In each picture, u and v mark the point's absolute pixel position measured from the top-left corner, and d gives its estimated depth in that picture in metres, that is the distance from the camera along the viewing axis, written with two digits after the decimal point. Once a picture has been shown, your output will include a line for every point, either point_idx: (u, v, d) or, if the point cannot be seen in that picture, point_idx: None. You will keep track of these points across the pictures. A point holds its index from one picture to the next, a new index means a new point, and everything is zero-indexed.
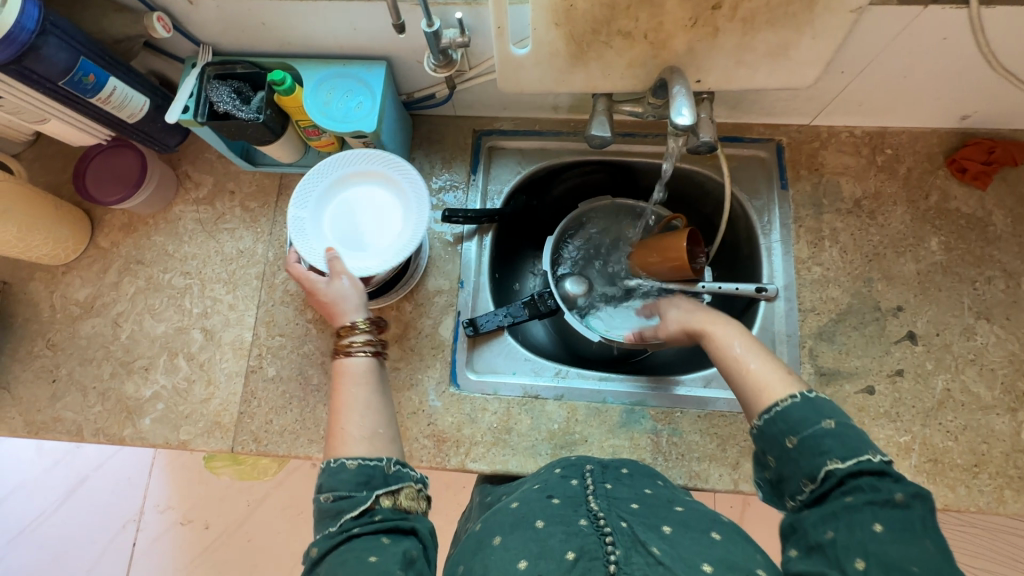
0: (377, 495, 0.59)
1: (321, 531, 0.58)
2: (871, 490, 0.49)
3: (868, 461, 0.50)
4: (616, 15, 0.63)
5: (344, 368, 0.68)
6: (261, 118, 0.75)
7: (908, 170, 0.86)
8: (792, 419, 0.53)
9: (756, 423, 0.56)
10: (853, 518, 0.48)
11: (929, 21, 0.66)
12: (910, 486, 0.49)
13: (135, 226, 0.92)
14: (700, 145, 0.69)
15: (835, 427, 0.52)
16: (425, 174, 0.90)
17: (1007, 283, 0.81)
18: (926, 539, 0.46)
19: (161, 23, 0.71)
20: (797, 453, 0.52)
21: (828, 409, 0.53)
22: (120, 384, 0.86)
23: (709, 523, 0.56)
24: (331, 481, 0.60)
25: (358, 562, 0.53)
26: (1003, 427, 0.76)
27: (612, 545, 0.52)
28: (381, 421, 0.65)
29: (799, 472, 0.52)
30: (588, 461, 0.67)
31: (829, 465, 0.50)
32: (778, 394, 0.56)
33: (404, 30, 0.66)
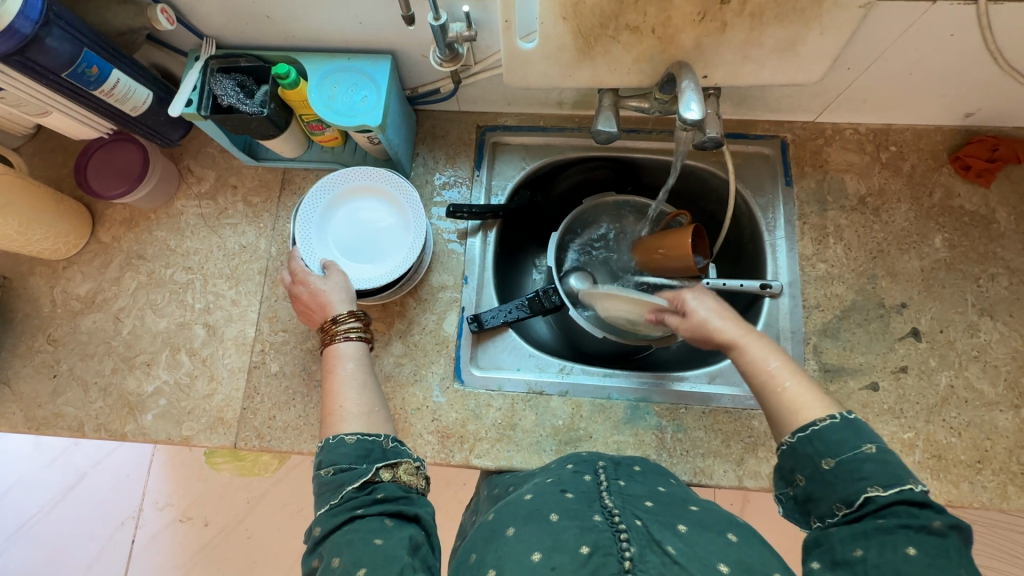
0: (379, 470, 0.60)
1: (321, 507, 0.58)
2: (907, 516, 0.49)
3: (909, 490, 0.50)
4: (624, 9, 0.63)
5: (333, 351, 0.71)
6: (265, 112, 0.74)
7: (912, 167, 0.86)
8: (829, 440, 0.54)
9: (788, 439, 0.56)
10: (885, 540, 0.48)
11: (936, 18, 0.66)
12: (946, 516, 0.49)
13: (137, 221, 0.92)
14: (706, 140, 0.69)
15: (875, 452, 0.52)
16: (429, 170, 0.90)
17: (1010, 280, 0.81)
18: (958, 569, 0.47)
19: (164, 15, 0.71)
20: (833, 474, 0.53)
21: (867, 433, 0.54)
22: (122, 380, 0.85)
23: (724, 524, 0.56)
24: (332, 458, 0.60)
25: (362, 541, 0.54)
26: (1006, 423, 0.76)
27: (627, 541, 0.52)
28: (375, 401, 0.67)
29: (833, 493, 0.52)
30: (601, 458, 0.68)
31: (869, 491, 0.51)
32: (815, 414, 0.56)
33: (414, 23, 0.66)
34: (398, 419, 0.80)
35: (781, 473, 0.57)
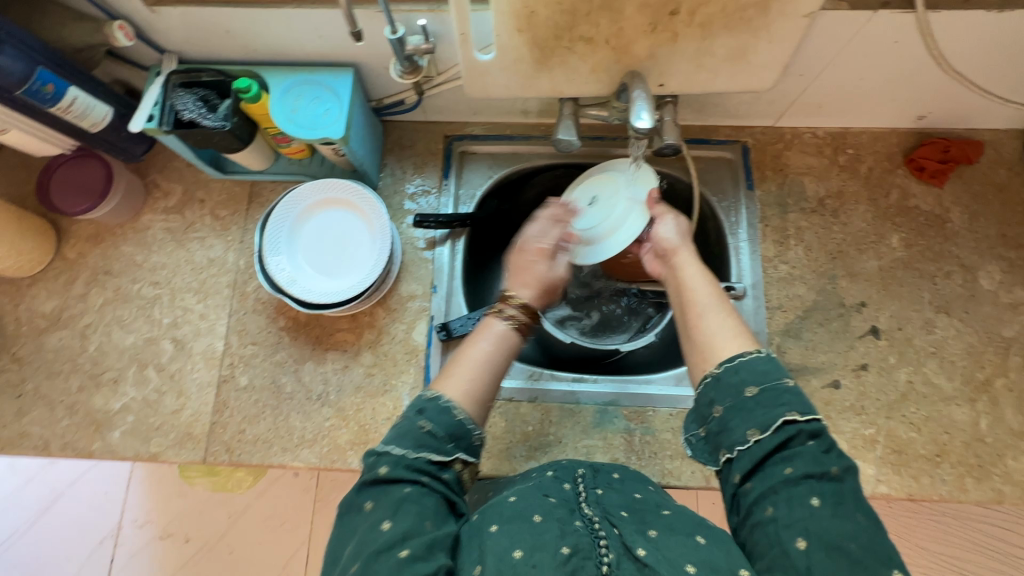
0: (459, 456, 0.61)
1: (398, 451, 0.59)
2: (812, 461, 0.52)
3: (815, 425, 0.54)
4: (577, 21, 0.63)
5: (488, 324, 0.69)
6: (228, 126, 0.74)
7: (869, 169, 0.89)
8: (753, 370, 0.57)
9: (714, 370, 0.59)
10: (794, 491, 0.51)
11: (880, 26, 0.68)
12: (846, 461, 0.53)
13: (103, 237, 0.91)
14: (666, 147, 0.74)
15: (791, 387, 0.56)
16: (397, 181, 0.91)
17: (964, 277, 0.84)
18: (857, 515, 0.50)
19: (122, 32, 0.71)
20: (752, 400, 0.56)
21: (788, 373, 0.57)
22: (88, 398, 0.84)
23: (694, 527, 0.56)
24: (432, 416, 0.61)
25: (416, 517, 0.55)
26: (963, 417, 0.78)
27: (606, 548, 0.52)
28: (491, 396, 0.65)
29: (750, 422, 0.55)
30: (579, 465, 0.67)
31: (786, 417, 0.54)
32: (745, 347, 0.60)
33: (362, 39, 0.62)
34: (369, 430, 0.81)
35: (699, 408, 0.59)
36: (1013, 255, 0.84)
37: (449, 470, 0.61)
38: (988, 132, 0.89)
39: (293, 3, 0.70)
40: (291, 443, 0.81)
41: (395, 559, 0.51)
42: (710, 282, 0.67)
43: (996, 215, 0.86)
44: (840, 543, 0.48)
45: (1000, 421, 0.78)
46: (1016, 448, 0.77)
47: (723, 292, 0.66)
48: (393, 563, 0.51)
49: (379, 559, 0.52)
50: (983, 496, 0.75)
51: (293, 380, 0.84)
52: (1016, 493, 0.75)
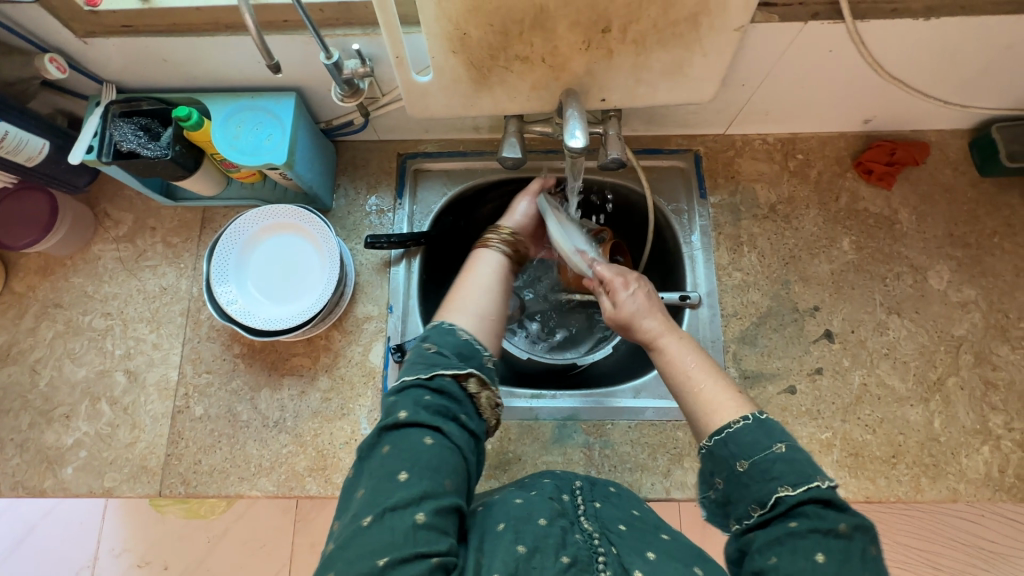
0: (474, 377, 0.63)
1: (415, 381, 0.61)
2: (815, 518, 0.52)
3: (817, 488, 0.53)
4: (510, 41, 0.63)
5: (478, 254, 0.75)
6: (169, 155, 0.73)
7: (819, 174, 0.90)
8: (742, 442, 0.57)
9: (706, 444, 0.59)
10: (797, 546, 0.51)
11: (812, 36, 0.69)
12: (852, 518, 0.52)
13: (52, 269, 0.89)
14: (609, 161, 0.73)
15: (786, 451, 0.55)
16: (351, 201, 0.90)
17: (914, 278, 0.84)
18: (864, 572, 0.50)
19: (54, 65, 0.70)
20: (747, 475, 0.55)
21: (778, 432, 0.57)
22: (39, 434, 0.83)
23: (693, 558, 0.56)
24: (438, 338, 0.65)
25: (434, 475, 0.56)
26: (917, 417, 0.79)
27: (603, 563, 0.54)
28: (493, 310, 0.70)
29: (749, 496, 0.55)
30: (576, 476, 0.67)
31: (780, 492, 0.53)
32: (730, 417, 0.59)
33: (281, 70, 0.61)
34: (326, 456, 0.80)
35: (700, 477, 0.60)
36: (960, 255, 0.85)
37: (464, 403, 0.62)
38: (933, 133, 0.90)
39: (227, 30, 0.69)
40: (247, 472, 0.80)
41: (410, 521, 0.52)
42: (701, 358, 0.65)
43: (944, 215, 0.87)
44: None
45: (953, 419, 0.78)
46: (970, 446, 0.77)
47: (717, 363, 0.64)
48: (408, 525, 0.52)
49: (392, 518, 0.52)
50: (938, 495, 0.76)
51: (248, 408, 0.82)
52: (971, 491, 0.75)
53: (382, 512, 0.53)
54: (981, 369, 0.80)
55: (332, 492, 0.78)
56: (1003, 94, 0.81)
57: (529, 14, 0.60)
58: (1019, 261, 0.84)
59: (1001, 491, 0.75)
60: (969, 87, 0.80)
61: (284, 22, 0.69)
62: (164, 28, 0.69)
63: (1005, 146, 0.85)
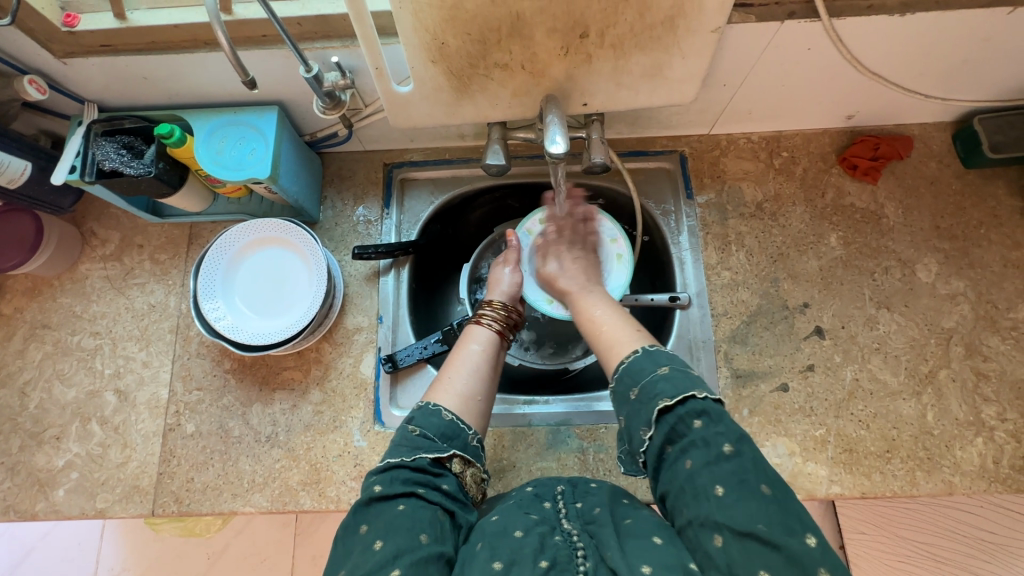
0: (454, 453, 0.65)
1: (392, 460, 0.62)
2: (703, 443, 0.54)
3: (694, 401, 0.55)
4: (488, 49, 0.63)
5: (471, 331, 0.77)
6: (153, 172, 0.73)
7: (804, 171, 0.90)
8: (631, 372, 0.60)
9: (612, 382, 0.63)
10: (695, 480, 0.52)
11: (789, 35, 0.70)
12: (734, 432, 0.54)
13: (40, 289, 0.89)
14: (594, 165, 0.73)
15: (669, 373, 0.58)
16: (339, 213, 0.90)
17: (902, 271, 0.85)
18: (758, 488, 0.50)
19: (34, 86, 0.69)
20: (639, 401, 0.58)
21: (664, 359, 0.60)
22: (30, 457, 0.82)
23: (654, 528, 0.55)
24: (422, 421, 0.66)
25: (408, 534, 0.56)
26: (910, 411, 0.79)
27: (584, 557, 0.54)
28: (478, 390, 0.71)
29: (640, 420, 0.57)
30: (558, 480, 0.67)
31: (660, 406, 0.56)
32: (624, 353, 0.64)
33: (256, 86, 0.60)
34: (320, 469, 0.79)
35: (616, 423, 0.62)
36: (947, 247, 0.85)
37: (445, 475, 0.63)
38: (917, 127, 0.91)
39: (206, 47, 0.69)
40: (240, 489, 0.79)
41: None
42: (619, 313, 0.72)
43: (930, 208, 0.87)
44: (749, 526, 0.48)
45: (946, 412, 0.78)
46: (964, 438, 0.77)
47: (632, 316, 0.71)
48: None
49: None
50: (934, 489, 0.75)
51: (240, 424, 0.82)
52: (966, 484, 0.75)
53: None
54: (972, 360, 0.80)
55: (326, 505, 0.78)
56: (984, 86, 0.82)
57: (505, 22, 0.60)
58: (1006, 252, 0.84)
59: (996, 483, 0.75)
60: (950, 80, 0.80)
61: (262, 37, 0.69)
62: (144, 47, 0.69)
63: (988, 137, 0.85)
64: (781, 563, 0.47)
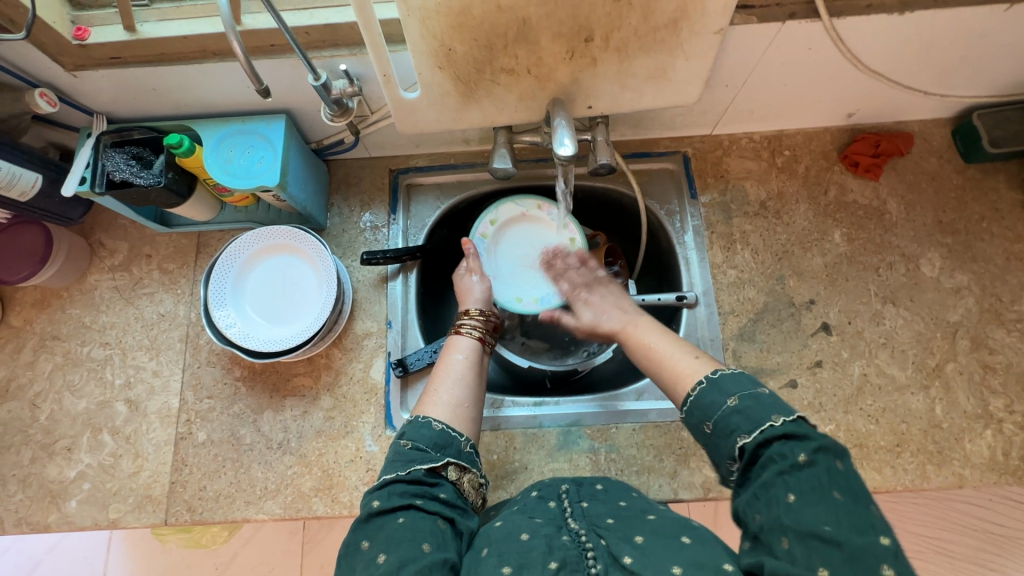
0: (449, 462, 0.65)
1: (389, 475, 0.63)
2: (780, 460, 0.51)
3: (771, 428, 0.53)
4: (495, 55, 0.64)
5: (451, 342, 0.78)
6: (163, 182, 0.74)
7: (806, 169, 0.91)
8: (703, 406, 0.58)
9: (684, 417, 0.61)
10: (770, 493, 0.50)
11: (790, 35, 0.71)
12: (812, 446, 0.51)
13: (49, 301, 0.89)
14: (599, 166, 0.74)
15: (739, 402, 0.56)
16: (346, 219, 0.91)
17: (907, 266, 0.85)
18: (832, 493, 0.49)
19: (45, 99, 0.70)
20: (715, 436, 0.56)
21: (731, 387, 0.57)
22: (42, 468, 0.82)
23: (679, 528, 0.56)
24: (413, 433, 0.67)
25: (410, 545, 0.56)
26: (918, 405, 0.79)
27: (594, 558, 0.53)
28: (466, 398, 0.72)
29: (723, 454, 0.55)
30: (563, 480, 0.68)
31: (739, 443, 0.53)
32: (690, 385, 0.61)
33: (270, 95, 0.61)
34: (332, 475, 0.79)
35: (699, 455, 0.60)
36: (950, 241, 0.86)
37: (442, 484, 0.63)
38: (917, 123, 0.92)
39: (215, 57, 0.70)
40: (253, 496, 0.79)
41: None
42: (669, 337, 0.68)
43: (932, 203, 0.88)
44: (818, 529, 0.47)
45: (955, 405, 0.79)
46: (972, 431, 0.78)
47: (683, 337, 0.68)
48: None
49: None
50: (944, 482, 0.76)
51: (252, 431, 0.82)
52: (976, 476, 0.76)
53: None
54: (978, 353, 0.81)
55: (339, 511, 0.78)
56: (982, 82, 0.83)
57: (512, 28, 0.61)
58: (1009, 245, 0.85)
59: (1007, 474, 0.75)
60: (949, 77, 0.81)
61: (271, 46, 0.70)
62: (154, 58, 0.70)
63: (988, 133, 0.86)
64: (844, 562, 0.45)
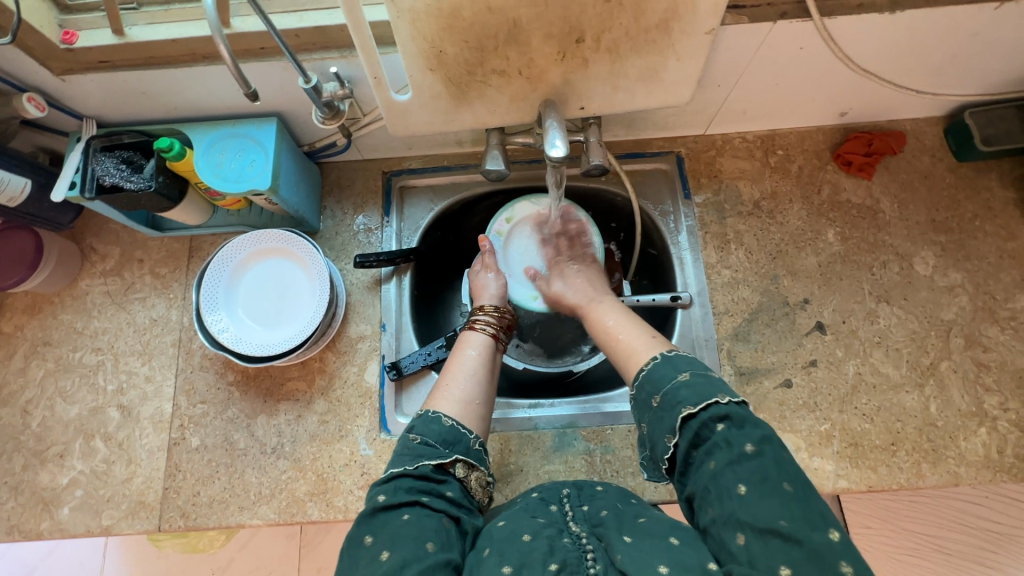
0: (458, 460, 0.64)
1: (396, 470, 0.62)
2: (726, 446, 0.54)
3: (716, 405, 0.56)
4: (486, 57, 0.64)
5: (465, 337, 0.78)
6: (153, 186, 0.73)
7: (799, 168, 0.91)
8: (654, 379, 0.61)
9: (632, 392, 0.64)
10: (720, 483, 0.53)
11: (781, 35, 0.71)
12: (757, 434, 0.54)
13: (40, 307, 0.89)
14: (593, 167, 0.74)
15: (689, 377, 0.59)
16: (339, 222, 0.90)
17: (900, 265, 0.85)
18: (782, 484, 0.51)
19: (32, 103, 0.70)
20: (661, 409, 0.59)
21: (684, 364, 0.61)
22: (33, 476, 0.81)
23: (669, 529, 0.55)
24: (423, 428, 0.66)
25: (415, 542, 0.55)
26: (913, 403, 0.79)
27: (592, 560, 0.54)
28: (477, 395, 0.71)
29: (663, 427, 0.58)
30: (564, 483, 0.67)
31: (683, 414, 0.56)
32: (643, 361, 0.65)
33: (259, 98, 0.60)
34: (327, 479, 0.79)
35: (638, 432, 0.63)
36: (943, 240, 0.86)
37: (449, 482, 0.63)
38: (909, 122, 0.92)
39: (204, 60, 0.70)
40: (247, 501, 0.78)
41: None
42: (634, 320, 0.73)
43: (925, 202, 0.88)
44: (773, 522, 0.49)
45: (949, 403, 0.79)
46: (967, 429, 0.78)
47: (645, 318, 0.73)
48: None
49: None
50: (940, 480, 0.76)
51: (246, 436, 0.82)
52: (971, 474, 0.76)
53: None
54: (972, 351, 0.81)
55: (334, 515, 0.77)
56: (974, 81, 0.83)
57: (503, 29, 0.61)
58: (1001, 243, 0.85)
59: (1001, 472, 0.75)
60: (940, 76, 0.81)
61: (260, 49, 0.69)
62: (142, 62, 0.70)
63: (980, 131, 0.86)
64: (802, 558, 0.47)
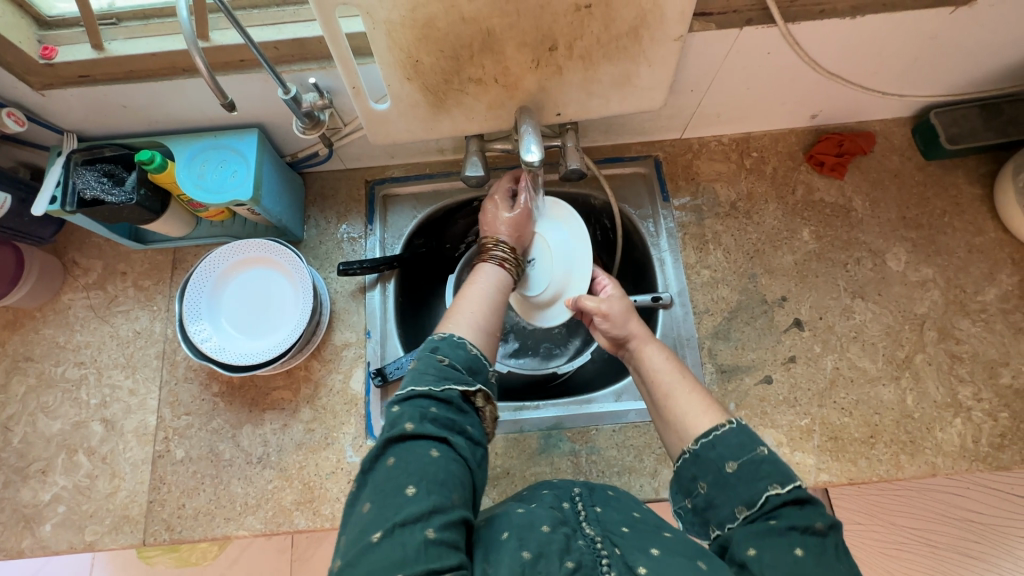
0: (480, 390, 0.63)
1: (423, 392, 0.59)
2: (798, 520, 0.53)
3: (801, 487, 0.54)
4: (462, 65, 0.65)
5: (482, 267, 0.76)
6: (134, 199, 0.74)
7: (774, 169, 0.93)
8: (729, 444, 0.58)
9: (692, 447, 0.60)
10: (780, 546, 0.52)
11: (749, 40, 0.73)
12: (827, 517, 0.54)
13: (22, 322, 0.88)
14: (570, 171, 0.76)
15: (769, 453, 0.57)
16: (323, 231, 0.91)
17: (874, 261, 0.88)
18: (839, 566, 0.51)
19: (11, 118, 0.70)
20: (735, 476, 0.56)
21: (761, 437, 0.58)
22: (15, 493, 0.80)
23: (697, 552, 0.54)
24: (449, 351, 0.64)
25: (443, 487, 0.54)
26: (890, 396, 0.81)
27: (609, 565, 0.53)
28: (492, 325, 0.70)
29: (737, 497, 0.56)
30: (576, 484, 0.66)
31: (768, 489, 0.54)
32: (715, 422, 0.60)
33: (235, 109, 0.61)
34: (313, 488, 0.79)
35: (681, 481, 0.60)
36: (914, 236, 0.89)
37: (469, 415, 0.62)
38: (878, 123, 0.95)
39: (183, 74, 0.71)
40: (233, 512, 0.78)
41: (421, 537, 0.50)
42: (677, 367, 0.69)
43: (895, 199, 0.90)
44: None
45: (925, 395, 0.81)
46: (943, 419, 0.79)
47: (685, 367, 0.69)
48: (419, 540, 0.50)
49: (403, 533, 0.51)
50: (918, 471, 0.77)
51: (231, 446, 0.81)
52: (948, 464, 0.77)
53: (392, 527, 0.51)
54: (945, 343, 0.83)
55: (321, 524, 0.77)
56: (936, 82, 0.86)
57: (477, 38, 0.62)
58: (970, 238, 0.88)
59: (978, 461, 0.77)
60: (905, 77, 0.84)
61: (240, 62, 0.71)
62: (122, 75, 0.71)
63: (945, 130, 0.89)
64: None
